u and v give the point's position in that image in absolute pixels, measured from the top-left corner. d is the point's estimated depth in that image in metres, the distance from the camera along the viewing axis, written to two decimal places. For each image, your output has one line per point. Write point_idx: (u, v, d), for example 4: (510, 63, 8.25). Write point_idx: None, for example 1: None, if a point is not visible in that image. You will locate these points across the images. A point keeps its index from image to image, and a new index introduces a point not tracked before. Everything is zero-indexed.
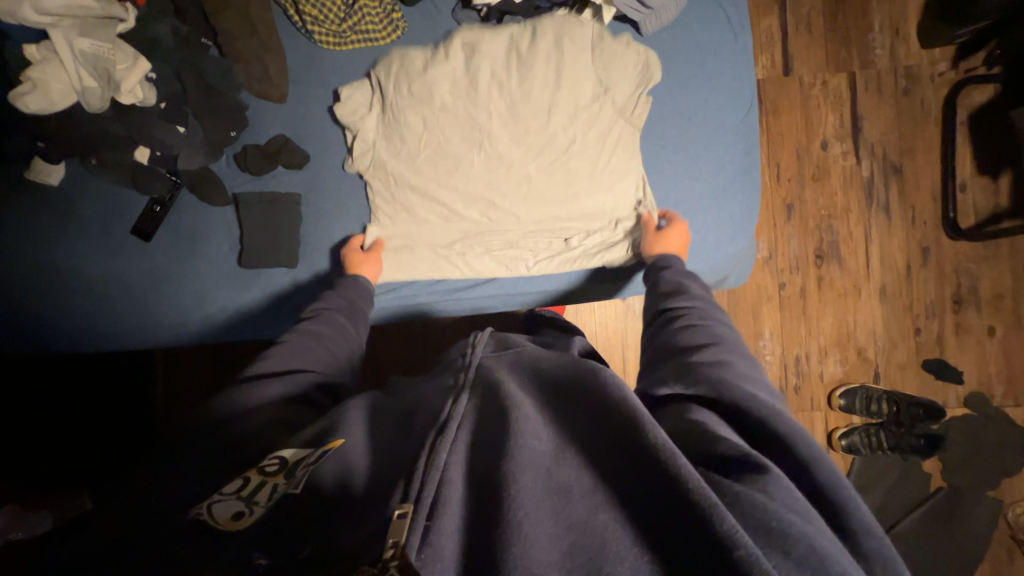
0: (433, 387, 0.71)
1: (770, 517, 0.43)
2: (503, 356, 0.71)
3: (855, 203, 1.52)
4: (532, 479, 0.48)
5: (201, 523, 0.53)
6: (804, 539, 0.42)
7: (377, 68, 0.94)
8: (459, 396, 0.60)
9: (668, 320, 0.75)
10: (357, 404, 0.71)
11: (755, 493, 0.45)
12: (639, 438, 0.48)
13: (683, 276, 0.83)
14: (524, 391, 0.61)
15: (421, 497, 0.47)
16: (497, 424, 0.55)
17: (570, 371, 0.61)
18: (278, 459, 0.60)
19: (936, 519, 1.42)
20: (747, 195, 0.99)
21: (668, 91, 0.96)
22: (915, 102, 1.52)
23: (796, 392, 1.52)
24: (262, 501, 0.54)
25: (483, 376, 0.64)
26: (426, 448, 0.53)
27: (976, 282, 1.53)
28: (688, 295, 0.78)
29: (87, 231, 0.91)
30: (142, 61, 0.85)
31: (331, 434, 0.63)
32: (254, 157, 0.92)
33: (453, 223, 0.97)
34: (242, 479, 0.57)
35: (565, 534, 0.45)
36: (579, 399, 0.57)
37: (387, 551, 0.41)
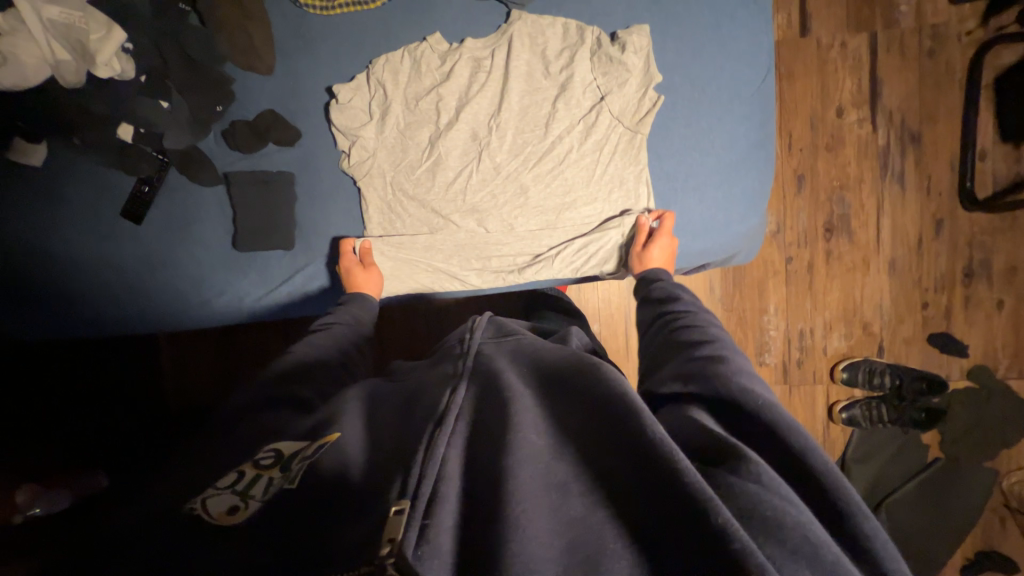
0: (430, 375, 0.70)
1: (762, 508, 0.43)
2: (503, 345, 0.71)
3: (869, 173, 1.46)
4: (530, 472, 0.47)
5: (194, 520, 0.51)
6: (798, 530, 0.41)
7: (365, 36, 0.89)
8: (457, 388, 0.61)
9: (667, 324, 0.75)
10: (359, 391, 0.73)
11: (746, 482, 0.45)
12: (635, 429, 0.47)
13: (676, 287, 0.82)
14: (523, 382, 0.61)
15: (419, 491, 0.46)
16: (496, 417, 0.55)
17: (569, 363, 0.61)
18: (274, 452, 0.60)
19: (933, 488, 1.45)
20: (759, 169, 0.94)
21: (680, 57, 0.90)
22: (939, 64, 1.43)
23: (799, 366, 1.52)
24: (259, 494, 0.53)
25: (483, 369, 0.65)
26: (423, 442, 0.53)
27: (989, 254, 1.49)
28: (684, 303, 0.77)
29: (78, 215, 0.88)
30: (116, 31, 0.79)
31: (329, 427, 0.63)
32: (243, 134, 0.88)
33: (451, 201, 0.93)
34: (237, 474, 0.57)
35: (563, 530, 0.44)
36: (575, 391, 0.57)
37: (383, 548, 0.41)
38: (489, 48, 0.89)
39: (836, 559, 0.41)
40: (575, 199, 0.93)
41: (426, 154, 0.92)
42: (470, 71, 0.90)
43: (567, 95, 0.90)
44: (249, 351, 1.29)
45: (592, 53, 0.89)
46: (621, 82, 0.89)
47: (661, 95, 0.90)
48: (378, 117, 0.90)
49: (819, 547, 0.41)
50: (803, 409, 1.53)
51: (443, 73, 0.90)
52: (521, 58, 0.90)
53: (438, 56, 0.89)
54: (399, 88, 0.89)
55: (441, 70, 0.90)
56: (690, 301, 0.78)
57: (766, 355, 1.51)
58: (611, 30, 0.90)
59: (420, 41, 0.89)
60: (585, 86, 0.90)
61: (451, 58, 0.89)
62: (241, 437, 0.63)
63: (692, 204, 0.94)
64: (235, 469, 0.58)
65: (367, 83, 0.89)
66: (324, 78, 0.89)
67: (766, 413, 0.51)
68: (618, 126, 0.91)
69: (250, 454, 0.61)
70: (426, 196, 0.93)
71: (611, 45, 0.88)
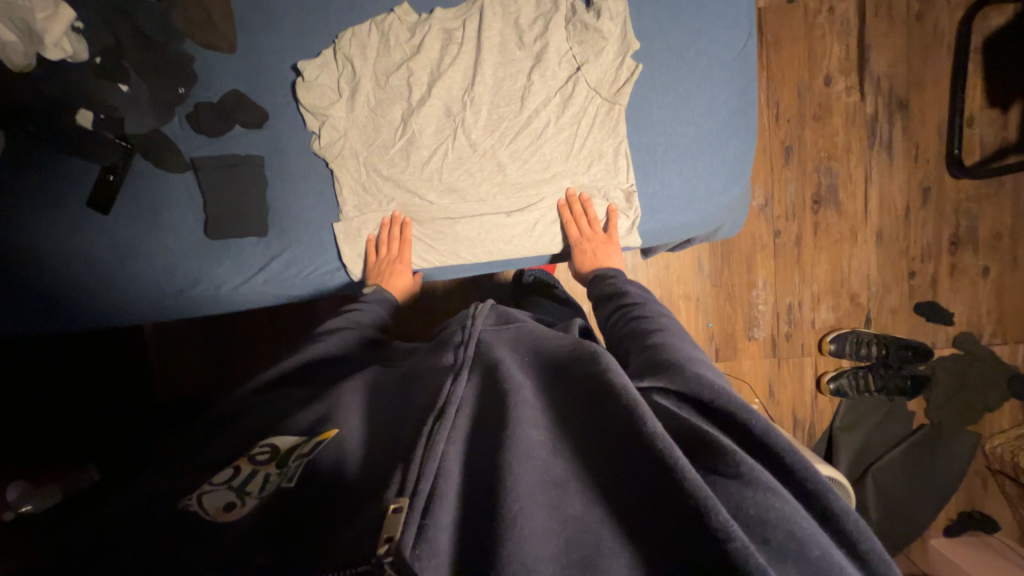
0: (429, 361, 0.69)
1: (742, 507, 0.43)
2: (504, 332, 0.72)
3: (856, 143, 1.45)
4: (530, 471, 0.47)
5: (192, 513, 0.52)
6: (784, 522, 0.42)
7: (330, 9, 0.85)
8: (458, 377, 0.60)
9: (624, 319, 0.75)
10: (359, 380, 0.71)
11: (751, 490, 0.44)
12: (636, 426, 0.47)
13: (628, 284, 0.83)
14: (524, 373, 0.61)
15: (418, 488, 0.45)
16: (497, 409, 0.54)
17: (573, 353, 0.61)
18: (269, 447, 0.59)
19: (919, 454, 1.48)
20: (742, 139, 0.93)
21: (658, 23, 0.87)
22: (927, 28, 1.41)
23: (787, 339, 1.53)
24: (255, 492, 0.54)
25: (484, 357, 0.64)
26: (423, 435, 0.51)
27: (975, 222, 1.49)
28: (637, 301, 0.78)
29: (41, 208, 0.85)
30: (63, 7, 0.76)
31: (324, 423, 0.61)
32: (207, 117, 0.85)
33: (426, 182, 0.91)
34: (233, 468, 0.57)
35: (560, 529, 0.44)
36: (577, 383, 0.57)
37: (381, 546, 0.41)
38: (459, 19, 0.86)
39: (821, 553, 0.41)
40: (555, 175, 0.92)
41: (400, 133, 0.89)
42: (441, 44, 0.87)
43: (543, 66, 0.87)
44: (239, 342, 1.30)
45: (567, 20, 0.86)
46: (598, 50, 0.86)
47: (638, 63, 0.87)
48: (348, 96, 0.87)
49: (802, 542, 0.41)
50: (791, 382, 1.54)
51: (412, 47, 0.87)
52: (493, 28, 0.86)
53: (407, 28, 0.86)
54: (368, 63, 0.86)
55: (410, 43, 0.87)
56: (643, 298, 0.80)
57: (755, 330, 1.52)
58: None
59: (388, 13, 0.85)
60: (561, 56, 0.88)
61: (420, 30, 0.86)
62: (238, 439, 0.62)
63: (673, 178, 0.92)
64: (232, 464, 0.58)
65: (334, 60, 0.86)
66: (289, 55, 0.86)
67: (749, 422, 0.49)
68: (596, 97, 0.88)
69: (243, 451, 0.60)
70: (402, 175, 0.90)
71: (586, 12, 0.86)
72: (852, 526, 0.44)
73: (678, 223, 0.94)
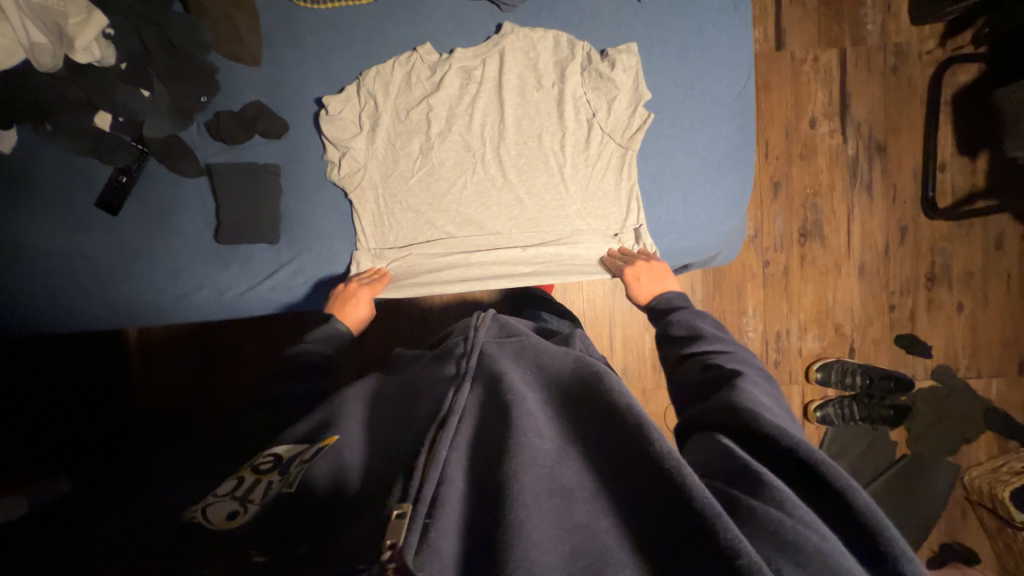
0: (433, 371, 0.70)
1: (779, 528, 0.44)
2: (505, 345, 0.71)
3: (839, 181, 1.54)
4: (534, 479, 0.48)
5: (194, 525, 0.51)
6: (818, 554, 0.42)
7: (353, 33, 0.88)
8: (460, 388, 0.61)
9: (697, 358, 0.73)
10: (359, 390, 0.75)
11: (766, 507, 0.46)
12: (643, 441, 0.48)
13: (699, 318, 0.81)
14: (527, 383, 0.62)
15: (421, 495, 0.46)
16: (500, 417, 0.55)
17: (576, 370, 0.63)
18: (272, 456, 0.61)
19: (901, 483, 1.51)
20: (741, 171, 0.98)
21: (666, 62, 0.93)
22: (901, 80, 1.52)
23: (776, 366, 1.57)
24: (258, 498, 0.54)
25: (486, 366, 0.64)
26: (425, 444, 0.52)
27: (949, 260, 1.58)
28: (707, 337, 0.76)
29: (50, 205, 0.85)
30: (96, 14, 0.79)
31: (326, 432, 0.63)
32: (228, 126, 0.86)
33: (439, 209, 0.93)
34: (236, 479, 0.57)
35: (566, 537, 0.45)
36: (582, 397, 0.58)
37: (385, 551, 0.41)
38: (479, 57, 0.90)
39: None
40: (567, 208, 0.95)
41: (418, 165, 0.92)
42: (461, 83, 0.91)
43: (560, 105, 0.93)
44: (232, 348, 1.27)
45: (583, 67, 0.91)
46: (610, 98, 0.92)
47: (650, 112, 0.93)
48: (368, 128, 0.90)
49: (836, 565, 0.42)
50: None
51: (432, 83, 0.90)
52: (512, 70, 0.91)
53: (428, 67, 0.90)
54: (389, 99, 0.90)
55: (430, 80, 0.90)
56: (718, 336, 0.77)
57: None
58: (601, 47, 0.92)
59: (410, 51, 0.89)
60: (575, 94, 0.93)
61: (441, 69, 0.90)
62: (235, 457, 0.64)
63: (676, 205, 0.96)
64: (235, 474, 0.59)
65: (357, 93, 0.89)
66: (312, 72, 0.89)
67: (796, 446, 0.51)
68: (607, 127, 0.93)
69: (245, 462, 0.62)
70: (418, 208, 0.93)
71: (601, 62, 0.90)
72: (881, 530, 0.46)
73: (680, 253, 0.99)
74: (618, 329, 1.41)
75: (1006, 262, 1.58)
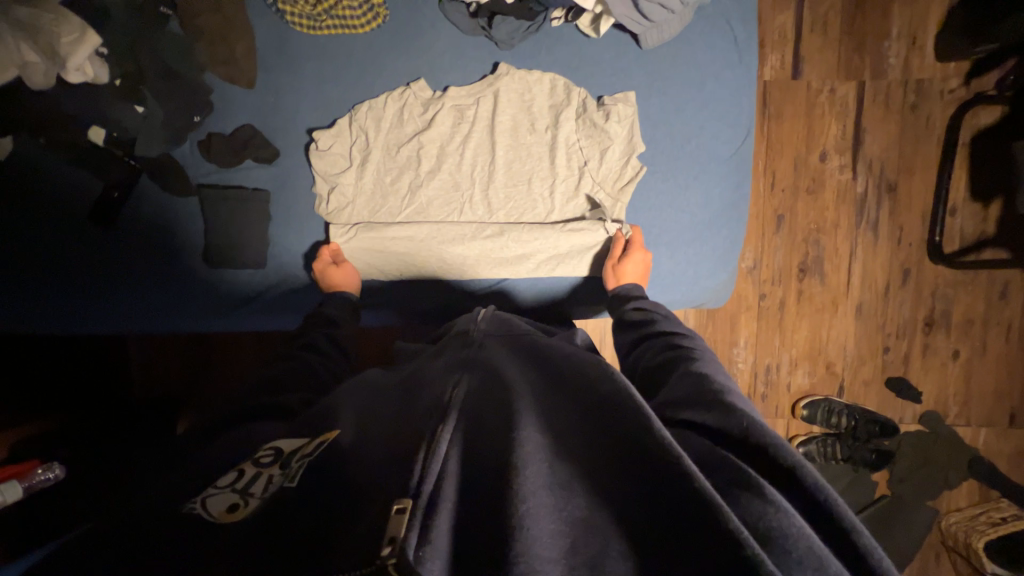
0: (429, 367, 0.73)
1: (765, 519, 0.43)
2: (502, 343, 0.76)
3: (845, 219, 1.50)
4: (535, 472, 0.48)
5: (194, 516, 0.49)
6: (803, 539, 0.41)
7: (347, 66, 0.92)
8: (458, 382, 0.62)
9: (653, 344, 0.77)
10: (357, 381, 0.78)
11: (753, 499, 0.44)
12: (640, 432, 0.49)
13: (654, 305, 0.87)
14: (523, 381, 0.64)
15: (421, 489, 0.47)
16: (498, 414, 0.57)
17: (570, 366, 0.65)
18: (272, 451, 0.60)
19: (877, 524, 1.52)
20: (733, 229, 0.99)
21: (664, 114, 0.95)
22: (920, 119, 1.47)
23: (762, 399, 1.57)
24: (258, 492, 0.53)
25: (484, 366, 0.67)
26: (425, 438, 0.53)
27: (950, 306, 1.55)
28: (659, 322, 0.81)
29: (48, 215, 0.91)
30: (90, 33, 0.79)
31: (326, 424, 0.65)
32: (220, 150, 0.90)
33: (422, 246, 0.95)
34: (237, 472, 0.57)
35: (566, 530, 0.45)
36: (578, 393, 0.59)
37: (384, 549, 0.40)
38: (473, 96, 0.93)
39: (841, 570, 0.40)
40: (548, 249, 0.96)
41: (406, 201, 0.95)
42: (452, 120, 0.94)
43: (552, 151, 0.95)
44: (221, 343, 1.26)
45: (578, 114, 0.93)
46: (604, 147, 0.93)
47: (643, 164, 0.95)
48: (358, 162, 0.93)
49: (825, 559, 0.40)
50: None
51: (424, 120, 0.94)
52: (506, 111, 0.94)
53: (421, 103, 0.93)
54: (380, 134, 0.93)
55: (422, 117, 0.94)
56: (673, 322, 0.82)
57: None
58: (598, 94, 0.94)
59: (404, 86, 0.93)
60: (570, 145, 0.94)
61: (433, 107, 0.93)
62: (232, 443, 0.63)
63: (665, 263, 0.99)
64: (234, 467, 0.58)
65: (348, 129, 0.92)
66: (306, 97, 0.92)
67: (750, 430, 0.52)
68: (597, 174, 0.94)
69: (247, 455, 0.60)
70: (401, 244, 0.95)
71: (597, 110, 0.92)
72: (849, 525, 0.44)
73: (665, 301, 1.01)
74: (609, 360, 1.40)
75: (1009, 312, 1.55)
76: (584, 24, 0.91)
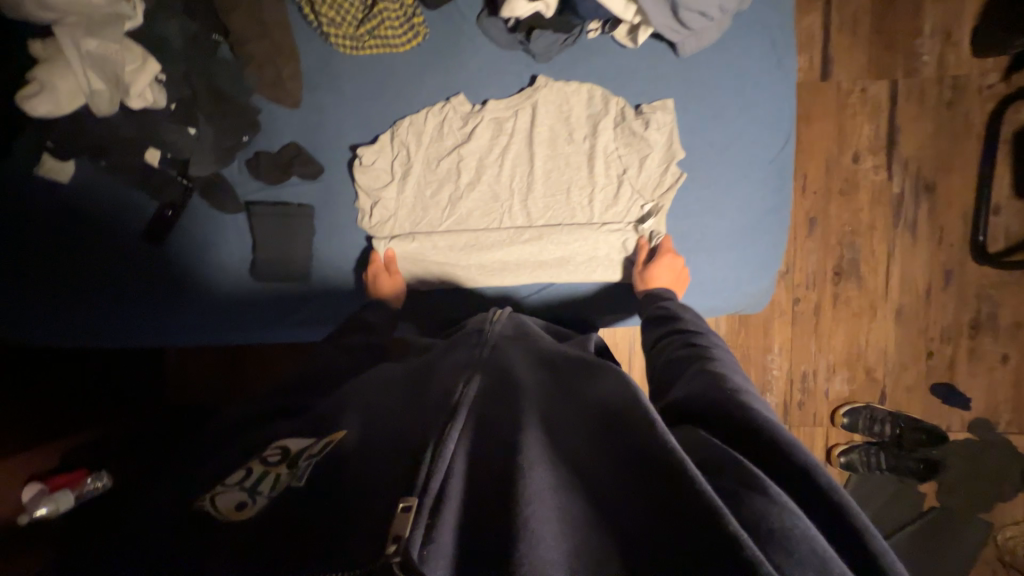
0: (445, 359, 0.73)
1: (769, 521, 0.41)
2: (516, 342, 0.76)
3: (881, 220, 1.47)
4: (540, 476, 0.48)
5: (204, 512, 0.54)
6: (806, 541, 0.40)
7: (387, 84, 0.96)
8: (470, 379, 0.62)
9: (671, 343, 0.76)
10: (379, 371, 0.77)
11: (759, 499, 0.43)
12: (646, 435, 0.49)
13: (680, 307, 0.85)
14: (533, 384, 0.64)
15: (427, 487, 0.47)
16: (505, 417, 0.57)
17: (581, 373, 0.65)
18: (280, 450, 0.61)
19: (927, 538, 1.46)
20: (774, 234, 1.00)
21: (701, 119, 0.96)
22: (958, 117, 1.43)
23: (799, 407, 1.53)
24: (265, 491, 0.56)
25: (496, 366, 0.68)
26: (434, 436, 0.53)
27: (997, 308, 1.49)
28: (683, 322, 0.80)
29: (103, 234, 0.96)
30: (150, 62, 0.85)
31: (333, 424, 0.65)
32: (268, 166, 0.94)
33: (462, 255, 0.99)
34: (245, 470, 0.59)
35: (569, 533, 0.45)
36: (587, 400, 0.59)
37: (389, 546, 0.42)
38: (511, 109, 0.96)
39: (843, 574, 0.38)
40: (584, 254, 0.99)
41: (447, 213, 0.98)
42: (492, 132, 0.97)
43: (590, 160, 0.97)
44: (256, 355, 1.28)
45: (616, 123, 0.95)
46: (643, 155, 0.95)
47: (683, 171, 0.96)
48: (400, 176, 0.97)
49: (828, 563, 0.39)
50: None
51: (463, 133, 0.97)
52: (543, 121, 0.96)
53: (460, 117, 0.96)
54: (421, 148, 0.96)
55: (462, 130, 0.97)
56: (695, 323, 0.81)
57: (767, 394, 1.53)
58: (636, 102, 0.96)
59: (444, 101, 0.96)
60: (608, 154, 0.96)
61: (472, 120, 0.96)
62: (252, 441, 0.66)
63: (705, 265, 1.00)
64: (244, 465, 0.61)
65: (390, 144, 0.96)
66: (349, 115, 0.96)
67: (764, 426, 0.51)
68: (634, 180, 0.96)
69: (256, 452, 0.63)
70: (440, 253, 0.99)
71: (635, 119, 0.94)
72: (863, 530, 0.43)
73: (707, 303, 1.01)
74: (641, 371, 1.38)
75: None
76: (620, 35, 0.92)
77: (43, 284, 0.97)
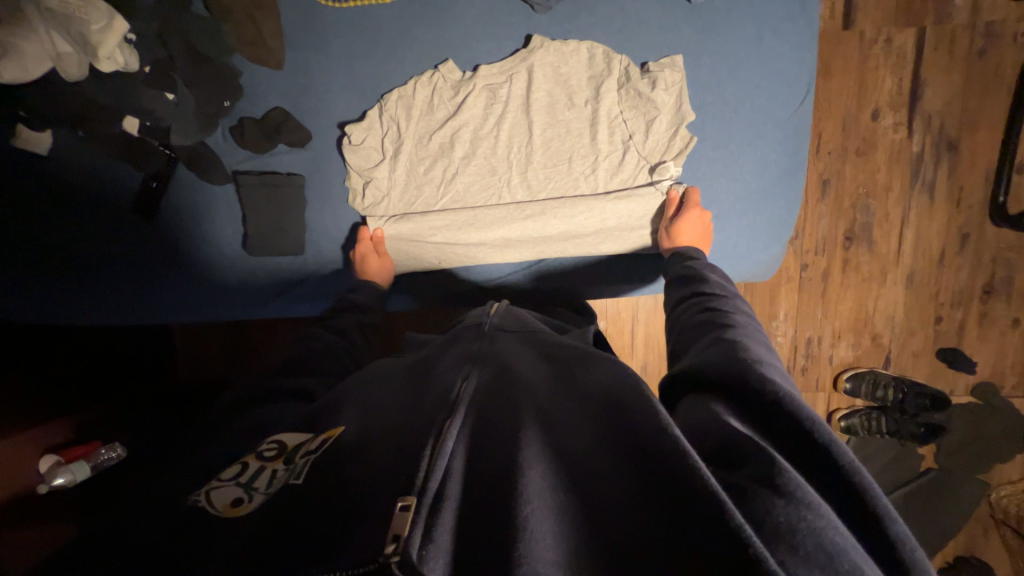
0: (443, 353, 0.73)
1: (774, 515, 0.41)
2: (516, 335, 0.76)
3: (898, 181, 1.40)
4: (539, 477, 0.48)
5: (201, 509, 0.55)
6: (814, 535, 0.39)
7: (376, 41, 0.89)
8: (468, 375, 0.61)
9: (697, 305, 0.73)
10: (379, 366, 0.79)
11: (769, 496, 0.42)
12: (651, 434, 0.48)
13: (707, 267, 0.80)
14: (535, 379, 0.64)
15: (427, 485, 0.47)
16: (506, 414, 0.57)
17: (584, 368, 0.65)
18: (276, 445, 0.63)
19: (922, 498, 1.49)
20: (788, 198, 0.95)
21: (714, 74, 0.89)
22: (989, 67, 1.34)
23: (802, 372, 1.53)
24: (261, 488, 0.58)
25: (496, 360, 0.67)
26: (432, 433, 0.52)
27: (1012, 272, 1.45)
28: (709, 283, 0.77)
29: (89, 209, 0.93)
30: (117, 19, 0.80)
31: (331, 421, 0.65)
32: (253, 134, 0.90)
33: (458, 234, 0.95)
34: (240, 466, 0.61)
35: (571, 532, 0.45)
36: (590, 395, 0.59)
37: (387, 545, 0.41)
38: (505, 74, 0.90)
39: (852, 568, 0.38)
40: (589, 227, 0.95)
41: (441, 191, 0.95)
42: (486, 103, 0.91)
43: (593, 126, 0.92)
44: (258, 327, 1.29)
45: (621, 84, 0.89)
46: (650, 118, 0.90)
47: (693, 134, 0.91)
48: (391, 154, 0.93)
49: (837, 558, 0.38)
50: None
51: (454, 104, 0.91)
52: (541, 87, 0.90)
53: (450, 86, 0.90)
54: (411, 122, 0.92)
55: (453, 101, 0.91)
56: (720, 285, 0.77)
57: None
58: (642, 60, 0.89)
59: (432, 69, 0.90)
60: (611, 117, 0.91)
61: (464, 89, 0.90)
62: (247, 434, 0.67)
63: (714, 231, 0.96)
64: (239, 460, 0.62)
65: (379, 120, 0.91)
66: (335, 77, 0.90)
67: (786, 401, 0.49)
68: (638, 144, 0.91)
69: (252, 446, 0.64)
70: (438, 235, 0.96)
71: (641, 79, 0.88)
72: (884, 517, 0.43)
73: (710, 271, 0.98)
74: (643, 338, 1.37)
75: None
76: None
77: (30, 261, 0.95)
